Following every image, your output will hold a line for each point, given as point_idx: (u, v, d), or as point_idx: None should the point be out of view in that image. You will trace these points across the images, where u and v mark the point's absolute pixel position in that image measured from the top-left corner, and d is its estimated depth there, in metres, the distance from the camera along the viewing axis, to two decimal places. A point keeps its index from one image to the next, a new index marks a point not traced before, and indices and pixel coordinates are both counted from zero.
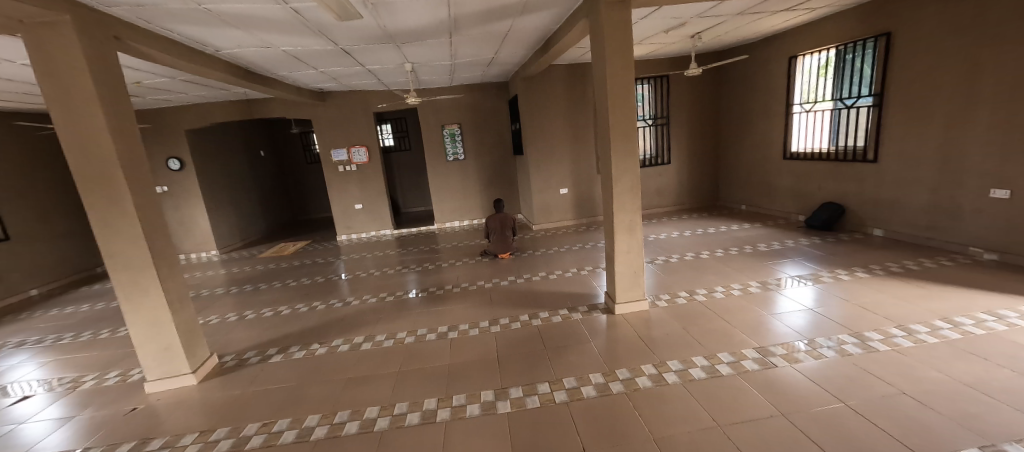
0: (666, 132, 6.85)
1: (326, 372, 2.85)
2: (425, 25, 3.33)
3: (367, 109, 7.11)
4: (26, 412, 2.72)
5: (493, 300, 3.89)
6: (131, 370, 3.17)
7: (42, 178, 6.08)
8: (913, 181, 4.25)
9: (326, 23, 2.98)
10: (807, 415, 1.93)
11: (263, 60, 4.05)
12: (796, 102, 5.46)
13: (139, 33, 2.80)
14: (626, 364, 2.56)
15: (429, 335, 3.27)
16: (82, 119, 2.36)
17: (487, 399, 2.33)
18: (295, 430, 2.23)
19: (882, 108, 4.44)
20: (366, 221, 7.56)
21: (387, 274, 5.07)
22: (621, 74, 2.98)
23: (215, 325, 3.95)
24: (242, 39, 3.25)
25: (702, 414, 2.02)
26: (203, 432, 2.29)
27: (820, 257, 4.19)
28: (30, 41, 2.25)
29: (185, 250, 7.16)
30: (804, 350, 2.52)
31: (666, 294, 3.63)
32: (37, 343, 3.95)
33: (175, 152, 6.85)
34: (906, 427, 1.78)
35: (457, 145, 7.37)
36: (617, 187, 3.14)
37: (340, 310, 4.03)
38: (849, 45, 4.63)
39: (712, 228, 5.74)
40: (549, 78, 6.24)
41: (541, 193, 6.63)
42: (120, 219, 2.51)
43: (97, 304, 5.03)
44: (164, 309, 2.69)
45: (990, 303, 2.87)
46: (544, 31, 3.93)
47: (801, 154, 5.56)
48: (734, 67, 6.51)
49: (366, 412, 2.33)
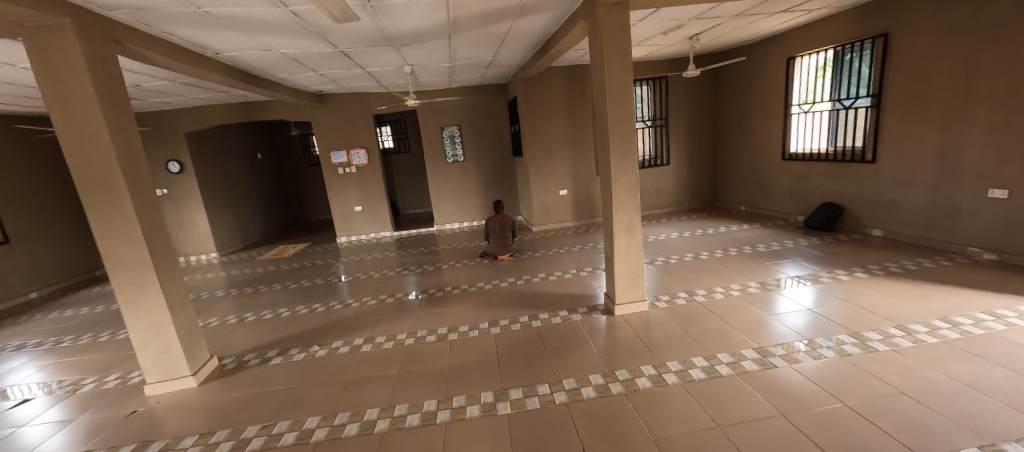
0: (665, 133, 6.87)
1: (326, 373, 2.86)
2: (424, 27, 3.35)
3: (367, 111, 7.12)
4: (25, 415, 2.73)
5: (493, 301, 3.90)
6: (131, 373, 3.17)
7: (42, 181, 6.08)
8: (911, 181, 4.27)
9: (325, 25, 2.99)
10: (807, 415, 1.93)
11: (262, 63, 4.06)
12: (794, 102, 5.48)
13: (139, 37, 2.81)
14: (626, 364, 2.57)
15: (429, 337, 3.27)
16: (82, 123, 2.37)
17: (487, 400, 2.34)
18: (295, 432, 2.23)
19: (880, 109, 4.46)
20: (366, 223, 7.57)
21: (387, 276, 5.08)
22: (620, 76, 2.99)
23: (215, 327, 3.96)
24: (242, 42, 3.26)
25: (702, 414, 2.02)
26: (203, 435, 2.29)
27: (819, 257, 4.20)
28: (31, 44, 2.26)
29: (185, 252, 7.17)
30: (803, 350, 2.52)
31: (665, 295, 3.64)
32: (37, 345, 3.96)
33: (175, 155, 6.86)
34: (905, 426, 1.79)
35: (457, 147, 7.38)
36: (616, 188, 3.15)
37: (341, 311, 4.04)
38: (847, 46, 4.65)
39: (711, 228, 5.76)
40: (549, 80, 6.24)
41: (541, 194, 6.64)
42: (120, 222, 2.51)
43: (98, 306, 5.03)
44: (164, 311, 2.69)
45: (988, 303, 2.88)
46: (543, 33, 3.95)
47: (799, 155, 5.57)
48: (732, 68, 6.52)
49: (366, 414, 2.33)
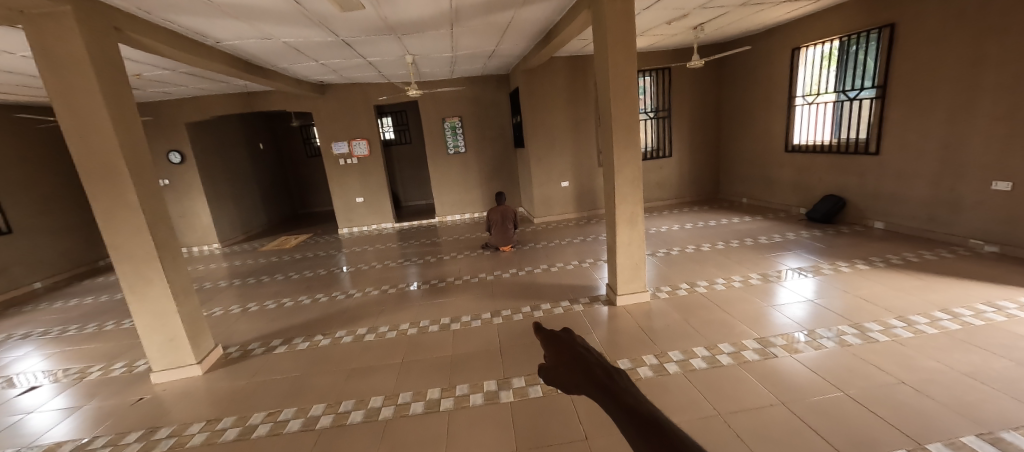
0: (667, 124, 6.82)
1: (330, 362, 2.88)
2: (426, 16, 3.31)
3: (367, 102, 7.08)
4: (32, 402, 2.76)
5: (495, 292, 3.92)
6: (137, 361, 3.21)
7: (43, 171, 6.07)
8: (914, 173, 4.26)
9: (327, 13, 2.96)
10: (807, 403, 1.96)
11: (262, 52, 4.02)
12: (799, 94, 5.43)
13: (139, 24, 2.78)
14: (627, 354, 2.59)
15: (432, 327, 3.30)
16: (84, 111, 2.36)
17: (490, 389, 2.36)
18: (300, 419, 2.27)
19: (886, 100, 4.40)
20: (366, 214, 7.57)
21: (389, 267, 5.09)
22: (623, 65, 2.96)
23: (218, 316, 3.99)
24: (243, 30, 3.23)
25: (703, 402, 2.04)
26: (210, 421, 2.33)
27: (820, 249, 4.21)
28: (31, 32, 2.24)
29: (188, 243, 7.20)
30: (804, 341, 2.54)
31: (666, 286, 3.66)
32: (42, 334, 4.00)
33: (176, 145, 6.85)
34: (902, 414, 1.83)
35: (457, 138, 7.35)
36: (619, 179, 3.15)
37: (343, 301, 4.06)
38: (852, 36, 4.58)
39: (713, 221, 5.75)
40: (550, 70, 6.19)
41: (542, 186, 6.63)
42: (123, 211, 2.52)
43: (101, 296, 5.07)
44: (169, 300, 2.71)
45: (989, 294, 2.90)
46: (546, 22, 3.90)
47: (803, 146, 5.54)
48: (736, 59, 6.46)
49: (370, 401, 2.37)
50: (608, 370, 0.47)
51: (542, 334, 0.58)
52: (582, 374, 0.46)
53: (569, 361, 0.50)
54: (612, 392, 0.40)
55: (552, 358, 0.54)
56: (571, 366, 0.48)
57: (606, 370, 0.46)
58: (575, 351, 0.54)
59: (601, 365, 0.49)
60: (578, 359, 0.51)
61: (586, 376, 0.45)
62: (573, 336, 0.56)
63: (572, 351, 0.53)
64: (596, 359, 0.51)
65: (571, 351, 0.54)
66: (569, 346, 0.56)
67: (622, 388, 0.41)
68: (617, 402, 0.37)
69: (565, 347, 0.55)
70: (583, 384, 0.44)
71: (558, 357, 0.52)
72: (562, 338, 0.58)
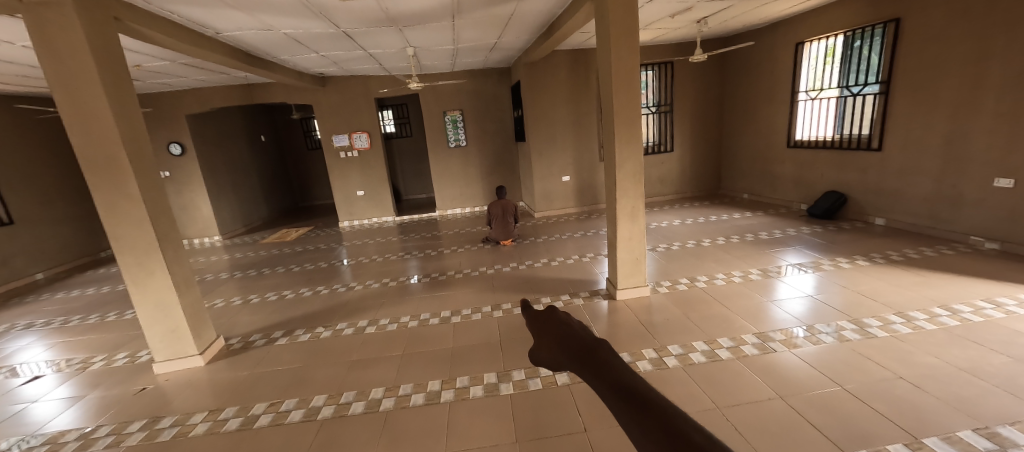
0: (669, 119, 6.79)
1: (331, 353, 2.90)
2: (426, 8, 3.29)
3: (368, 94, 7.04)
4: (36, 391, 2.79)
5: (495, 286, 3.92)
6: (139, 351, 3.23)
7: (43, 162, 6.06)
8: (916, 170, 4.24)
9: (327, 4, 2.94)
10: (805, 397, 1.97)
11: (263, 43, 3.99)
12: (802, 89, 5.39)
13: (139, 15, 2.76)
14: (627, 347, 2.61)
15: (432, 320, 3.31)
16: (85, 102, 2.35)
17: (490, 381, 2.38)
18: (301, 410, 2.29)
19: (889, 96, 4.37)
20: (367, 208, 7.57)
21: (389, 260, 5.10)
22: (626, 59, 2.94)
23: (219, 308, 4.01)
24: (243, 21, 3.20)
25: (702, 395, 2.06)
26: (212, 411, 2.36)
27: (821, 245, 4.21)
28: (31, 21, 2.23)
29: (188, 235, 7.21)
30: (802, 336, 2.54)
31: (666, 281, 3.67)
32: (45, 324, 4.02)
33: (176, 137, 6.84)
34: (898, 407, 1.85)
35: (458, 132, 7.32)
36: (620, 173, 3.15)
37: (343, 294, 4.08)
38: (857, 31, 4.54)
39: (714, 216, 5.74)
40: (552, 64, 6.15)
41: (543, 180, 6.61)
42: (125, 202, 2.52)
43: (103, 286, 5.09)
44: (170, 291, 2.71)
45: (988, 291, 2.90)
46: (549, 15, 3.87)
47: (805, 142, 5.51)
48: (739, 53, 6.41)
49: (371, 393, 2.39)
50: (588, 342, 0.46)
51: (525, 313, 0.58)
52: (564, 353, 0.46)
53: (552, 339, 0.51)
54: (595, 364, 0.39)
55: (536, 338, 0.54)
56: (552, 349, 0.48)
57: (586, 343, 0.46)
58: (555, 328, 0.54)
59: (581, 337, 0.49)
60: (561, 334, 0.51)
61: (567, 353, 0.45)
62: (551, 313, 0.56)
63: (555, 329, 0.53)
64: (579, 331, 0.51)
65: (553, 330, 0.54)
66: (550, 322, 0.56)
67: (603, 352, 0.42)
68: (599, 373, 0.37)
69: (546, 324, 0.56)
70: (564, 359, 0.45)
71: (543, 338, 0.53)
72: (541, 316, 0.58)
